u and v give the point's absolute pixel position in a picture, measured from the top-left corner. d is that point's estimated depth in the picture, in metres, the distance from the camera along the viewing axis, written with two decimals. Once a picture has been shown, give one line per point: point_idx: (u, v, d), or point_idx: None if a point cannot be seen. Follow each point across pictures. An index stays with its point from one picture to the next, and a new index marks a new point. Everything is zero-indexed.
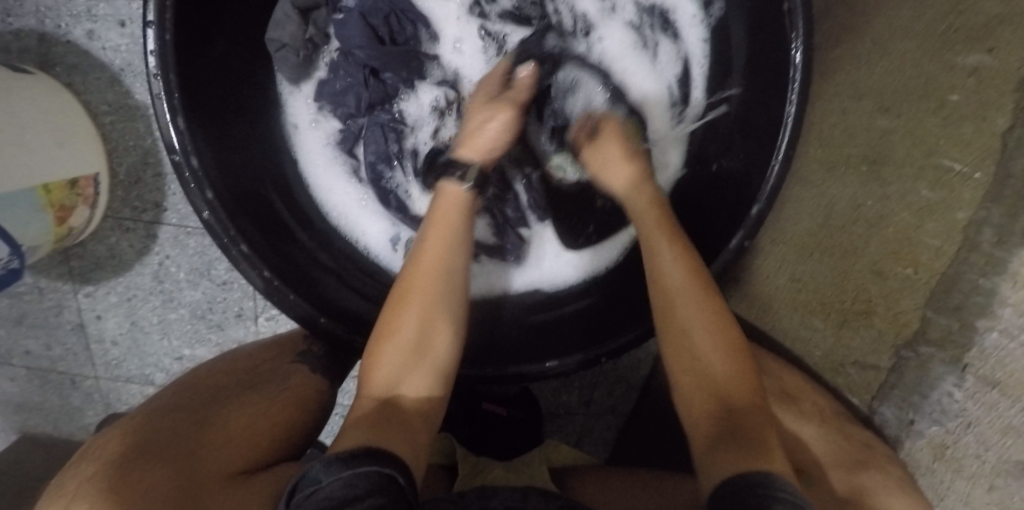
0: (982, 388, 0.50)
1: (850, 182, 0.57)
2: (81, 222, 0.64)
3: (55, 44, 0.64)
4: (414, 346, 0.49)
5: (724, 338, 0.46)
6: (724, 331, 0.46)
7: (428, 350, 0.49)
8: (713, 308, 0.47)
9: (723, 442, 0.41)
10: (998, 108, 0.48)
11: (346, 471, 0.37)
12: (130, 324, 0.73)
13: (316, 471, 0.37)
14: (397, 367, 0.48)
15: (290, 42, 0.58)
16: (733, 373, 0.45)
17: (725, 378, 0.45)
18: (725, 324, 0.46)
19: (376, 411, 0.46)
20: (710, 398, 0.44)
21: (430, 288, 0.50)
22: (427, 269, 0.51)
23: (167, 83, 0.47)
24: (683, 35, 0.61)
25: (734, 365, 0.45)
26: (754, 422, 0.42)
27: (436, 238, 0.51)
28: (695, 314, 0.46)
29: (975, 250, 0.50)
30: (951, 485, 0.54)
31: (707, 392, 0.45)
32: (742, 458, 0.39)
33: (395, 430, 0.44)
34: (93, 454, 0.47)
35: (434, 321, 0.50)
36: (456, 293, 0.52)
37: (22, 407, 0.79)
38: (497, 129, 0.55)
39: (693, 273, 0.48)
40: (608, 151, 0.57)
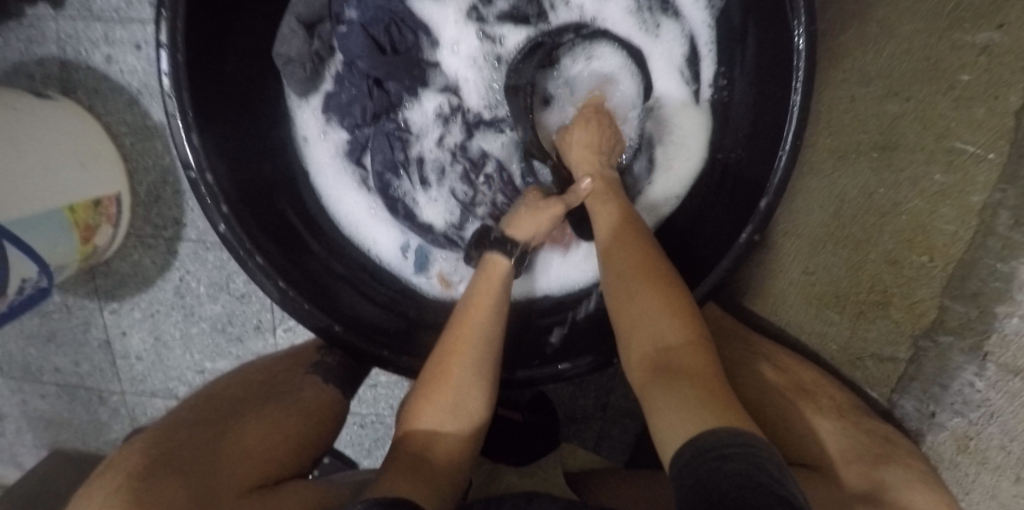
0: (1004, 376, 0.50)
1: (862, 169, 0.56)
2: (105, 241, 0.67)
3: (78, 71, 0.67)
4: (457, 406, 0.52)
5: (658, 286, 0.46)
6: (658, 279, 0.47)
7: (463, 411, 0.52)
8: (647, 261, 0.48)
9: (660, 386, 0.41)
10: (1009, 85, 0.48)
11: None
12: (153, 339, 0.76)
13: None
14: (435, 423, 0.52)
15: (297, 57, 0.60)
16: (666, 315, 0.44)
17: (658, 320, 0.44)
18: (659, 271, 0.47)
19: (409, 462, 0.49)
20: (648, 348, 0.44)
21: (473, 356, 0.52)
22: (474, 332, 0.53)
23: (181, 102, 0.50)
24: (684, 12, 0.59)
25: (667, 309, 0.45)
26: (690, 363, 0.41)
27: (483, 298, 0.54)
28: (631, 274, 0.48)
29: (991, 233, 0.50)
30: (977, 478, 0.54)
31: (645, 342, 0.45)
32: (684, 406, 0.38)
33: (418, 477, 0.48)
34: (117, 466, 0.48)
35: (473, 389, 0.52)
36: (495, 357, 0.54)
37: (53, 422, 0.82)
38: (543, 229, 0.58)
39: (632, 236, 0.51)
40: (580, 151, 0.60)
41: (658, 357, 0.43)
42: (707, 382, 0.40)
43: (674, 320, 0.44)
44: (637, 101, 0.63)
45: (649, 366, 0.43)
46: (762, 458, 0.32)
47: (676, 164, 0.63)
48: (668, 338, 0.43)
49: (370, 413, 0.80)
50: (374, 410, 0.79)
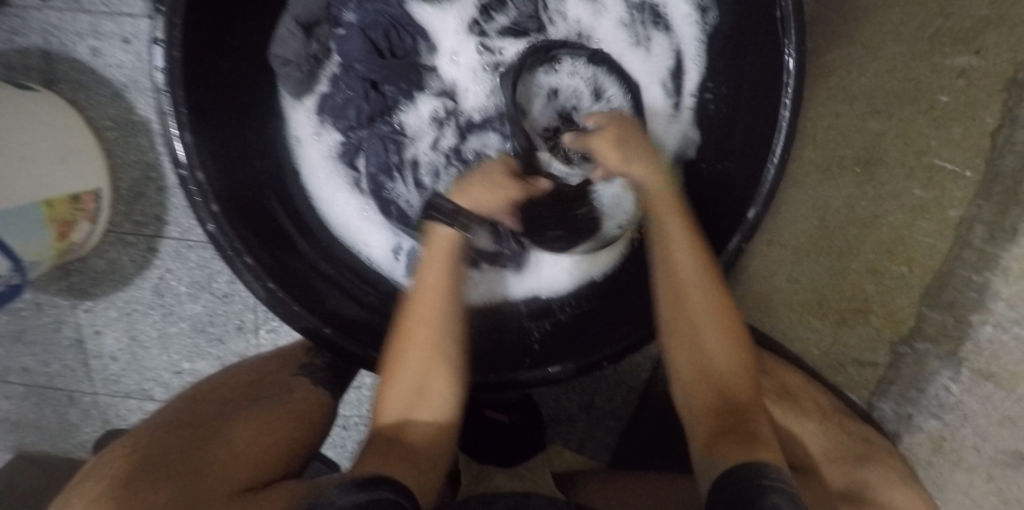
0: (977, 381, 0.51)
1: (845, 182, 0.60)
2: (82, 237, 0.64)
3: (62, 64, 0.64)
4: (423, 389, 0.51)
5: (729, 335, 0.51)
6: (731, 328, 0.51)
7: (431, 394, 0.51)
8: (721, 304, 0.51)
9: (725, 436, 0.47)
10: (987, 107, 0.48)
11: (362, 496, 0.38)
12: (129, 339, 0.73)
13: (335, 494, 0.39)
14: (408, 408, 0.51)
15: (294, 59, 0.59)
16: (734, 366, 0.51)
17: (729, 371, 0.51)
18: (733, 319, 0.51)
19: (384, 449, 0.48)
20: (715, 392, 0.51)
21: (429, 335, 0.51)
22: (421, 304, 0.51)
23: (174, 98, 0.48)
24: (676, 29, 0.61)
25: (734, 360, 0.51)
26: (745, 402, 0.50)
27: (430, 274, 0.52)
28: (706, 307, 0.51)
29: (968, 245, 0.50)
30: (949, 477, 0.56)
31: (710, 386, 0.51)
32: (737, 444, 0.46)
33: (404, 462, 0.48)
34: (99, 471, 0.46)
35: (436, 368, 0.51)
36: (455, 330, 0.52)
37: (17, 425, 0.78)
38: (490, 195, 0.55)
39: (709, 272, 0.50)
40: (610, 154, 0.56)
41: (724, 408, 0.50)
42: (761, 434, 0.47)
43: (739, 372, 0.51)
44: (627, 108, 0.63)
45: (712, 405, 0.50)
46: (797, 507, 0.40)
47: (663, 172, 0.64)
48: (736, 388, 0.50)
49: (355, 415, 0.79)
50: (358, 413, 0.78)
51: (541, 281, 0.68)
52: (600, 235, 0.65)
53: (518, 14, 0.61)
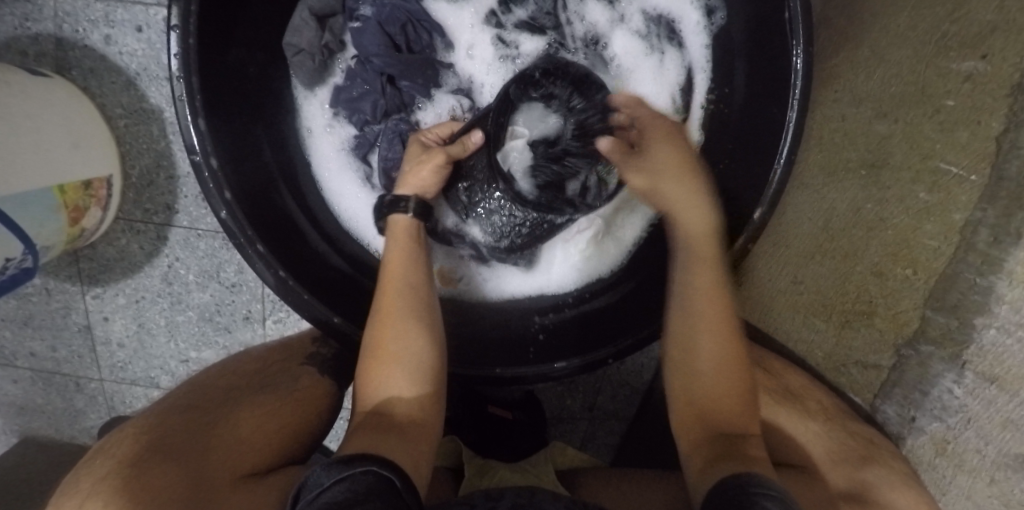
0: (982, 383, 0.54)
1: (852, 186, 0.59)
2: (93, 223, 0.65)
3: (74, 50, 0.65)
4: (393, 362, 0.49)
5: (732, 367, 0.51)
6: (735, 358, 0.51)
7: (407, 364, 0.49)
8: (732, 337, 0.51)
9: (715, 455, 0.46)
10: (991, 112, 0.51)
11: (345, 473, 0.37)
12: (137, 326, 0.74)
13: (318, 474, 0.38)
14: (386, 384, 0.49)
15: (307, 48, 0.60)
16: (729, 392, 0.50)
17: (724, 398, 0.50)
18: (738, 354, 0.51)
19: (370, 426, 0.46)
20: (710, 413, 0.50)
21: (400, 310, 0.51)
22: (392, 280, 0.52)
23: (189, 85, 0.48)
24: (688, 44, 0.62)
25: (731, 387, 0.50)
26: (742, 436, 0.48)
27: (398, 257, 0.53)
28: (713, 345, 0.51)
29: (972, 249, 0.53)
30: (954, 480, 0.57)
31: (705, 406, 0.50)
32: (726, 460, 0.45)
33: (392, 436, 0.45)
34: (108, 451, 0.46)
35: (406, 334, 0.50)
36: (427, 307, 0.52)
37: (25, 410, 0.78)
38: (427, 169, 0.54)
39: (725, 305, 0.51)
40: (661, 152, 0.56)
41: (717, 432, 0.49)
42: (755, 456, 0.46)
43: (731, 397, 0.50)
44: None
45: (703, 427, 0.50)
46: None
47: None
48: (732, 416, 0.50)
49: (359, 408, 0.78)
50: None
51: (548, 279, 0.67)
52: (609, 232, 0.65)
53: (537, 9, 0.62)
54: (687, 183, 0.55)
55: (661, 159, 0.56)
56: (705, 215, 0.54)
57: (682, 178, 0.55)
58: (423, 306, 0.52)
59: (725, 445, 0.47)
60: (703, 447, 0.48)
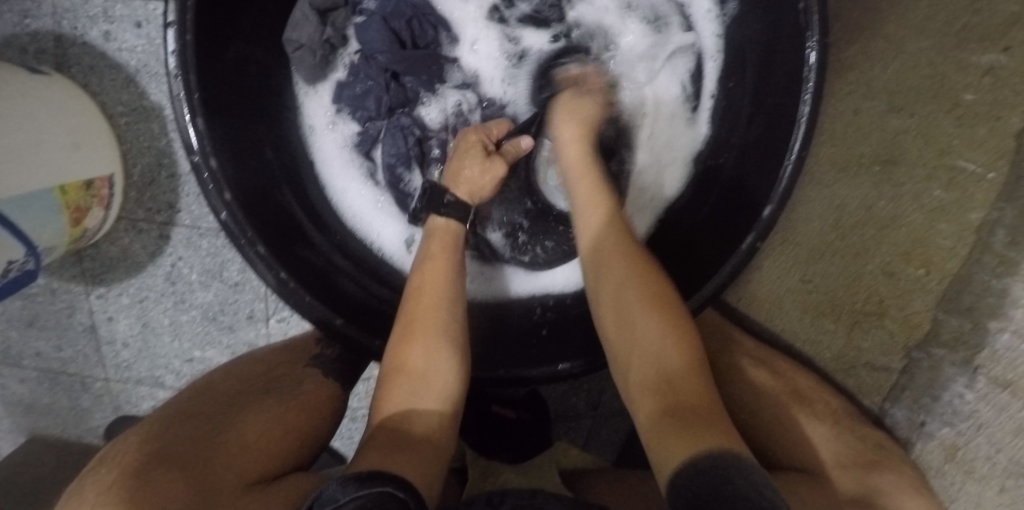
0: (994, 389, 0.53)
1: (863, 181, 0.57)
2: (95, 223, 0.65)
3: (74, 47, 0.64)
4: (418, 379, 0.49)
5: (665, 313, 0.45)
6: (664, 307, 0.45)
7: (428, 377, 0.49)
8: (652, 282, 0.47)
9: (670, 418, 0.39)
10: (1012, 106, 0.52)
11: (361, 491, 0.37)
12: (141, 326, 0.74)
13: (333, 490, 0.37)
14: (409, 398, 0.48)
15: (308, 43, 0.59)
16: (670, 337, 0.43)
17: (665, 348, 0.43)
18: (670, 300, 0.46)
19: (385, 439, 0.45)
20: (658, 366, 0.42)
21: (432, 323, 0.50)
22: (426, 293, 0.52)
23: (187, 84, 0.47)
24: (696, 27, 0.61)
25: (670, 332, 0.44)
26: (695, 394, 0.40)
27: (433, 271, 0.53)
28: (633, 289, 0.47)
29: (988, 250, 0.53)
30: (962, 487, 0.56)
31: (647, 359, 0.43)
32: (684, 434, 0.37)
33: (408, 452, 0.44)
34: (109, 461, 0.46)
35: (434, 348, 0.49)
36: (458, 323, 0.52)
37: (31, 409, 0.79)
38: (489, 172, 0.57)
39: (637, 262, 0.48)
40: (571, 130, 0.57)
41: (668, 388, 0.41)
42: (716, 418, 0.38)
43: (676, 346, 0.43)
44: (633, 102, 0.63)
45: (652, 390, 0.42)
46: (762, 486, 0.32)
47: (679, 157, 0.64)
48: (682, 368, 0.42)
49: (363, 407, 0.78)
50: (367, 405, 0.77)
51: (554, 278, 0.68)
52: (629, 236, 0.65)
53: (540, 2, 0.62)
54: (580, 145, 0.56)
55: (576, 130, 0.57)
56: (592, 169, 0.55)
57: (582, 138, 0.56)
58: (449, 319, 0.51)
59: (677, 399, 0.40)
60: (655, 406, 0.41)
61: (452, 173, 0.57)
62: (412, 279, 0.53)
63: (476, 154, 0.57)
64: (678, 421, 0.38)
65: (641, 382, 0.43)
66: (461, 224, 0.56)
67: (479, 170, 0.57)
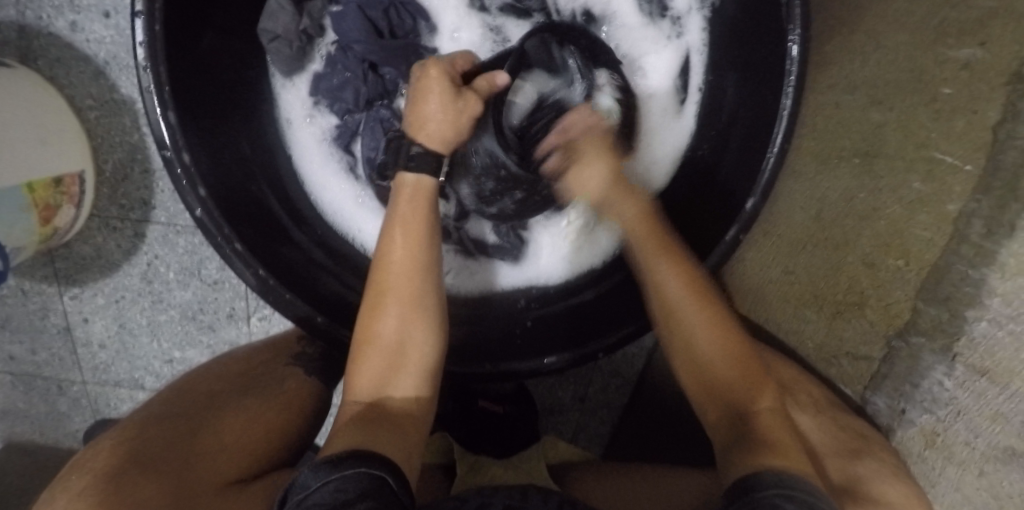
0: (972, 376, 0.52)
1: (844, 174, 0.59)
2: (66, 222, 0.63)
3: (39, 38, 0.62)
4: (392, 351, 0.48)
5: (721, 338, 0.48)
6: (732, 348, 0.47)
7: (409, 350, 0.48)
8: (717, 322, 0.48)
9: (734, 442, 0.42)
10: (989, 100, 0.49)
11: (332, 476, 0.36)
12: (118, 327, 0.72)
13: (307, 476, 0.37)
14: (383, 371, 0.48)
15: (284, 34, 0.58)
16: (730, 361, 0.47)
17: (725, 371, 0.47)
18: (735, 339, 0.48)
19: (363, 417, 0.45)
20: (718, 384, 0.47)
21: (404, 293, 0.49)
22: (396, 260, 0.49)
23: (157, 76, 0.46)
24: (684, 23, 0.61)
25: (728, 356, 0.47)
26: (762, 418, 0.44)
27: (401, 232, 0.49)
28: (703, 333, 0.48)
29: (965, 241, 0.52)
30: (943, 472, 0.57)
31: (712, 392, 0.47)
32: (752, 454, 0.40)
33: (388, 430, 0.44)
34: (84, 464, 0.45)
35: (413, 319, 0.49)
36: (429, 289, 0.50)
37: (6, 414, 0.77)
38: (453, 117, 0.50)
39: (699, 294, 0.48)
40: (591, 171, 0.52)
41: (733, 408, 0.45)
42: (779, 430, 0.42)
43: (743, 378, 0.46)
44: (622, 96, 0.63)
45: (722, 414, 0.46)
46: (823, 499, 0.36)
47: (665, 151, 0.64)
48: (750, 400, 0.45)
49: None
50: None
51: (539, 270, 0.67)
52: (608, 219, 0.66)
53: None
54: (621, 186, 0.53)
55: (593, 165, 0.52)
56: (648, 217, 0.52)
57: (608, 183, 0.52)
58: (430, 290, 0.50)
59: (746, 423, 0.44)
60: (724, 430, 0.45)
61: (415, 127, 0.50)
62: (380, 241, 0.50)
63: (440, 95, 0.50)
64: (745, 440, 0.42)
65: (707, 404, 0.47)
66: (434, 180, 0.50)
67: (444, 114, 0.50)
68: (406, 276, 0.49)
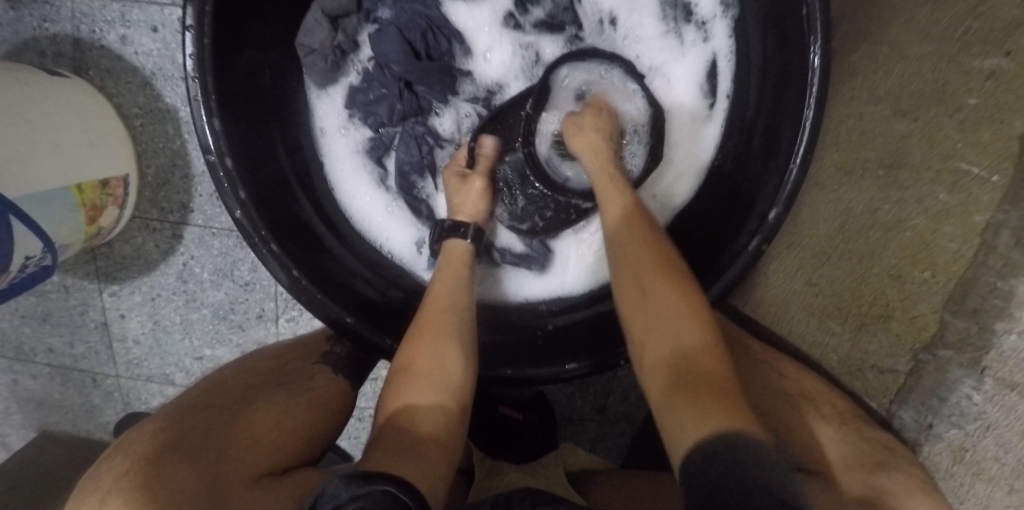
0: (1001, 391, 0.52)
1: (869, 186, 0.59)
2: (110, 222, 0.66)
3: (91, 50, 0.65)
4: (430, 375, 0.51)
5: (682, 300, 0.45)
6: (680, 286, 0.46)
7: (444, 379, 0.52)
8: (666, 262, 0.48)
9: (680, 388, 0.41)
10: (1015, 111, 0.49)
11: (362, 488, 0.38)
12: (152, 324, 0.75)
13: (335, 487, 0.38)
14: (414, 396, 0.50)
15: (320, 49, 0.61)
16: (690, 319, 0.44)
17: (677, 318, 0.44)
18: (682, 277, 0.47)
19: (392, 441, 0.47)
20: (676, 346, 0.43)
21: (446, 322, 0.54)
22: (441, 300, 0.55)
23: (204, 86, 0.49)
24: (712, 32, 0.61)
25: (676, 294, 0.45)
26: (705, 360, 0.41)
27: (445, 281, 0.57)
28: (649, 268, 0.47)
29: (992, 253, 0.52)
30: (971, 488, 0.56)
31: (658, 334, 0.44)
32: (696, 411, 0.38)
33: (415, 457, 0.45)
34: (123, 450, 0.47)
35: (451, 349, 0.53)
36: (468, 327, 0.55)
37: (43, 405, 0.80)
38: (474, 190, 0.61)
39: (648, 237, 0.49)
40: (588, 120, 0.59)
41: (683, 366, 0.42)
42: (731, 396, 0.39)
43: (692, 319, 0.44)
44: (662, 101, 0.64)
45: (669, 359, 0.43)
46: (788, 492, 0.33)
47: (698, 159, 0.64)
48: (696, 341, 0.42)
49: (369, 406, 0.79)
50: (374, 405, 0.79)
51: (561, 281, 0.68)
52: None
53: (554, 6, 0.61)
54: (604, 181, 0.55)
55: (592, 123, 0.59)
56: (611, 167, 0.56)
57: (598, 137, 0.58)
58: (466, 326, 0.55)
59: (689, 369, 0.41)
60: (665, 380, 0.43)
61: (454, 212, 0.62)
62: (427, 292, 0.57)
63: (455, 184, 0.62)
64: (691, 385, 0.40)
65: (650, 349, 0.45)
66: (472, 245, 0.61)
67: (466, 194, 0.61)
68: (451, 314, 0.55)
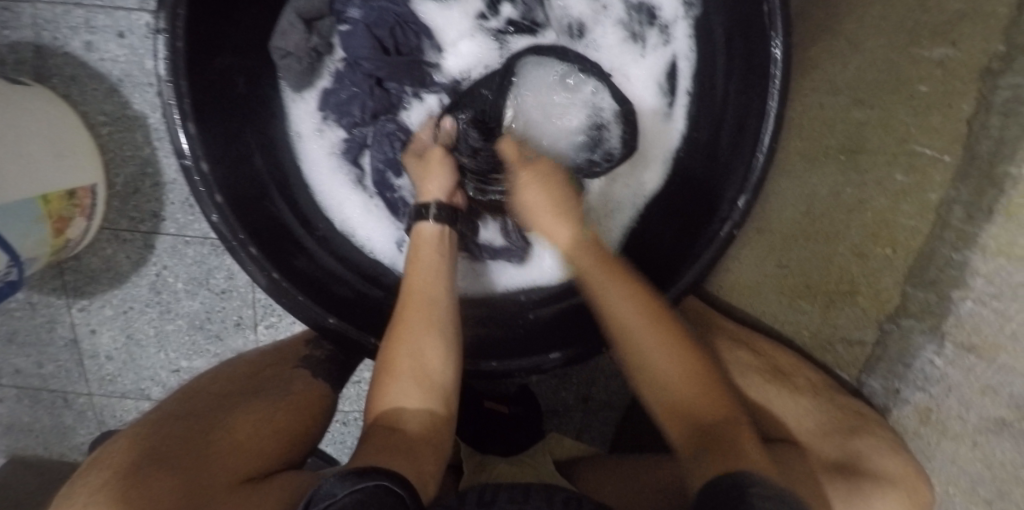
0: (962, 354, 0.57)
1: (830, 170, 0.62)
2: (78, 234, 0.64)
3: (54, 57, 0.64)
4: (409, 372, 0.51)
5: (671, 345, 0.48)
6: (671, 336, 0.48)
7: (425, 377, 0.52)
8: (648, 310, 0.49)
9: (706, 445, 0.43)
10: (961, 96, 0.55)
11: (357, 484, 0.37)
12: (125, 338, 0.72)
13: (330, 485, 0.38)
14: (398, 396, 0.51)
15: (294, 51, 0.60)
16: (688, 377, 0.47)
17: (682, 384, 0.47)
18: (668, 324, 0.49)
19: (379, 440, 0.48)
20: (673, 404, 0.47)
21: (423, 320, 0.53)
22: (418, 296, 0.54)
23: (178, 89, 0.48)
24: (672, 32, 0.63)
25: (672, 354, 0.48)
26: (723, 425, 0.44)
27: (418, 272, 0.55)
28: (633, 319, 0.49)
29: (948, 226, 0.56)
30: (938, 445, 0.60)
31: (668, 399, 0.47)
32: (723, 458, 0.41)
33: (405, 455, 0.47)
34: (103, 461, 0.46)
35: (429, 345, 0.52)
36: (446, 318, 0.54)
37: (10, 429, 0.76)
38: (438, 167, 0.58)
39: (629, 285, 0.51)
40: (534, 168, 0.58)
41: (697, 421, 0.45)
42: (752, 448, 0.43)
43: (691, 379, 0.47)
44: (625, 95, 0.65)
45: (689, 426, 0.45)
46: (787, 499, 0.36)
47: (659, 155, 0.66)
48: (704, 404, 0.46)
49: (354, 410, 0.79)
50: (359, 407, 0.78)
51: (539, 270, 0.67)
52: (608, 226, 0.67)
53: (525, 9, 0.64)
54: (563, 208, 0.56)
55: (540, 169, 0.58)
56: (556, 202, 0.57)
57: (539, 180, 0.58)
58: (444, 318, 0.54)
59: (711, 431, 0.44)
60: (689, 440, 0.45)
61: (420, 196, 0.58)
62: (402, 285, 0.56)
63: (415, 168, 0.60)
64: (717, 444, 0.43)
65: (668, 419, 0.47)
66: (446, 227, 0.57)
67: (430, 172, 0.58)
68: (426, 307, 0.54)
